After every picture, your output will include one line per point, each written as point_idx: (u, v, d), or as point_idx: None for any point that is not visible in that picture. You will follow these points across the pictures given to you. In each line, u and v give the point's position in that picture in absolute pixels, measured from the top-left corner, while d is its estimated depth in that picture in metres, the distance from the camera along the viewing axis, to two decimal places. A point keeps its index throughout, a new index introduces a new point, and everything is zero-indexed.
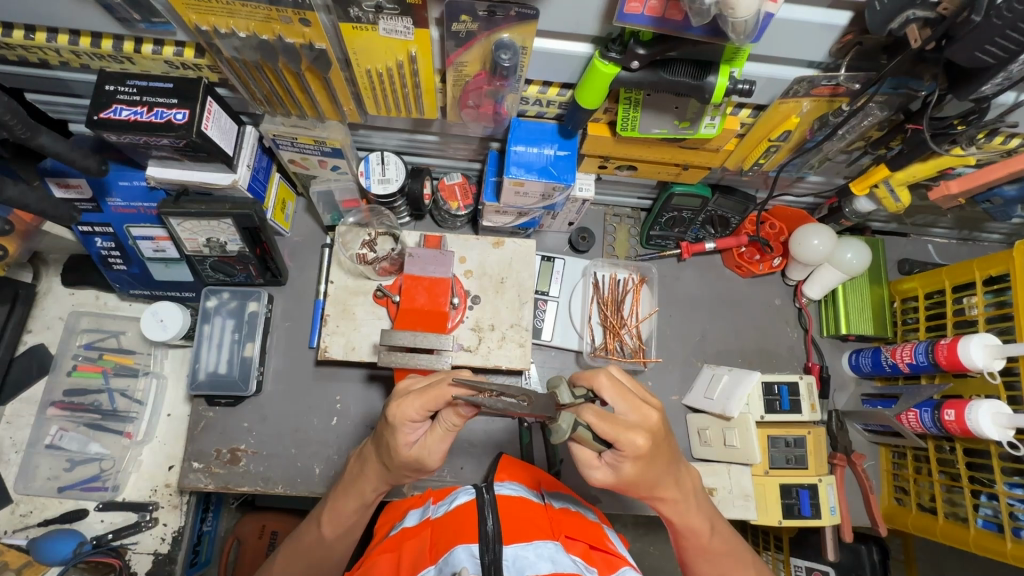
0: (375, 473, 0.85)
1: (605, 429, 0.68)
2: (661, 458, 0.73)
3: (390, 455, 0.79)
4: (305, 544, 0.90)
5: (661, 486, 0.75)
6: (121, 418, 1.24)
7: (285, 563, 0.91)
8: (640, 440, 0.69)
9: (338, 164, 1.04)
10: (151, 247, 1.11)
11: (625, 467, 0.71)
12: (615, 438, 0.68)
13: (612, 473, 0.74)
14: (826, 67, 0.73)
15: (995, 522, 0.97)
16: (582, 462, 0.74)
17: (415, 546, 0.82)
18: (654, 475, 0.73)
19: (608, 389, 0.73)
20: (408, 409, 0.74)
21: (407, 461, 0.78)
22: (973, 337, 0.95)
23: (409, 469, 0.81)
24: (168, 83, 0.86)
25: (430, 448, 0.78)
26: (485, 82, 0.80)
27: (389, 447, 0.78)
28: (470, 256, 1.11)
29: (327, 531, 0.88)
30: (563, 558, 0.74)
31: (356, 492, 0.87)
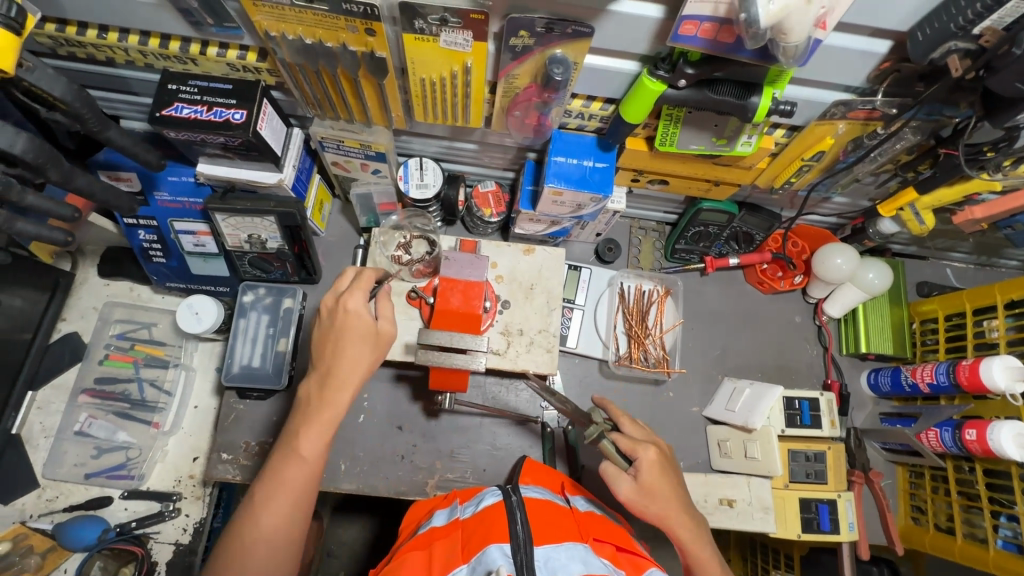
0: (349, 366, 0.85)
1: (625, 441, 0.88)
2: (670, 474, 0.88)
3: (356, 334, 0.86)
4: (284, 476, 0.80)
5: (673, 505, 0.86)
6: (149, 408, 1.27)
7: (257, 511, 0.78)
8: (652, 453, 0.87)
9: (380, 169, 1.08)
10: (192, 242, 1.15)
11: (644, 474, 0.86)
12: (633, 447, 0.88)
13: (632, 487, 0.86)
14: (862, 92, 0.76)
15: (1015, 544, 0.97)
16: (609, 476, 0.88)
17: (448, 544, 0.83)
18: (666, 493, 0.86)
19: (626, 423, 0.94)
20: (359, 290, 0.88)
21: (371, 334, 0.87)
22: (995, 359, 0.97)
23: (371, 349, 0.87)
24: (228, 85, 0.90)
25: (385, 316, 0.90)
26: (535, 94, 0.84)
27: (355, 326, 0.86)
28: (502, 261, 1.14)
29: (306, 448, 0.82)
30: (594, 559, 0.77)
31: (341, 389, 0.85)
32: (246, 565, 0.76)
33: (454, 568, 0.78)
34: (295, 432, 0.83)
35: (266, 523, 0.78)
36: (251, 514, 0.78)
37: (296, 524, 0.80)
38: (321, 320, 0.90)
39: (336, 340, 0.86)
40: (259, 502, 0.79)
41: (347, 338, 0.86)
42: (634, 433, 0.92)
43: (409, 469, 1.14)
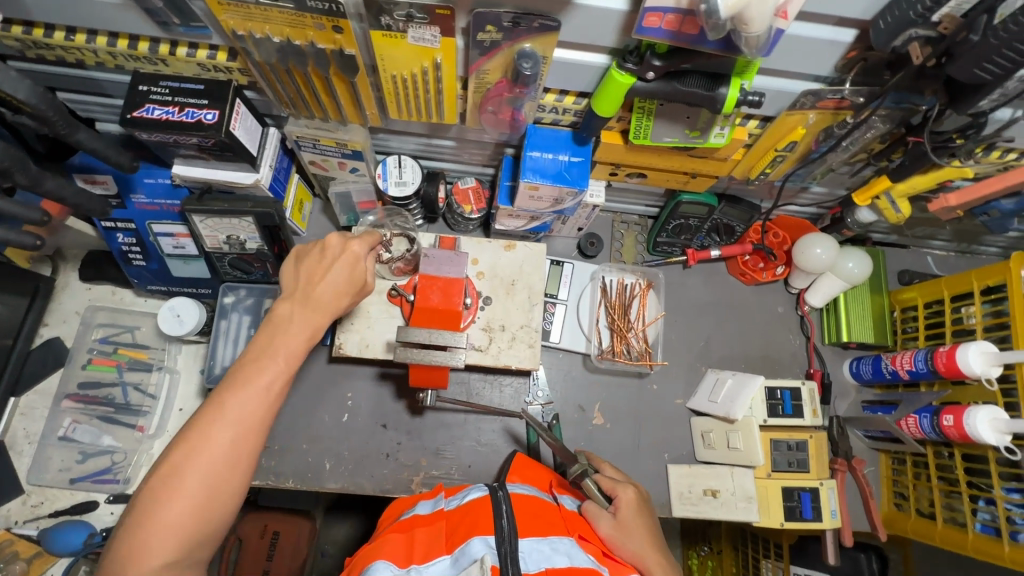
0: (335, 297, 0.82)
1: (606, 481, 0.98)
2: (647, 518, 0.96)
3: (348, 274, 0.84)
4: (254, 388, 0.73)
5: (646, 543, 0.90)
6: (133, 412, 1.27)
7: (221, 415, 0.70)
8: (630, 492, 0.97)
9: (358, 167, 1.08)
10: (172, 244, 1.15)
11: (622, 511, 0.94)
12: (614, 487, 0.98)
13: (611, 524, 0.92)
14: (831, 81, 0.76)
15: (992, 527, 0.98)
16: (590, 513, 0.93)
17: (431, 534, 0.84)
18: (639, 531, 0.92)
19: (607, 470, 1.04)
20: (364, 240, 0.87)
21: (361, 282, 0.86)
22: (971, 344, 0.98)
23: (354, 291, 0.85)
24: (200, 85, 0.89)
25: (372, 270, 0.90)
26: (506, 89, 0.84)
27: (350, 270, 0.84)
28: (483, 257, 1.14)
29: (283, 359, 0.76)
30: (578, 553, 0.79)
31: (321, 314, 0.81)
32: (202, 472, 0.67)
33: (436, 558, 0.78)
34: (274, 344, 0.76)
35: (230, 429, 0.70)
36: (215, 417, 0.69)
37: (259, 442, 0.73)
38: (314, 248, 0.85)
39: (321, 270, 0.83)
40: (224, 407, 0.70)
41: (337, 271, 0.83)
42: (613, 476, 1.02)
43: (394, 466, 1.14)
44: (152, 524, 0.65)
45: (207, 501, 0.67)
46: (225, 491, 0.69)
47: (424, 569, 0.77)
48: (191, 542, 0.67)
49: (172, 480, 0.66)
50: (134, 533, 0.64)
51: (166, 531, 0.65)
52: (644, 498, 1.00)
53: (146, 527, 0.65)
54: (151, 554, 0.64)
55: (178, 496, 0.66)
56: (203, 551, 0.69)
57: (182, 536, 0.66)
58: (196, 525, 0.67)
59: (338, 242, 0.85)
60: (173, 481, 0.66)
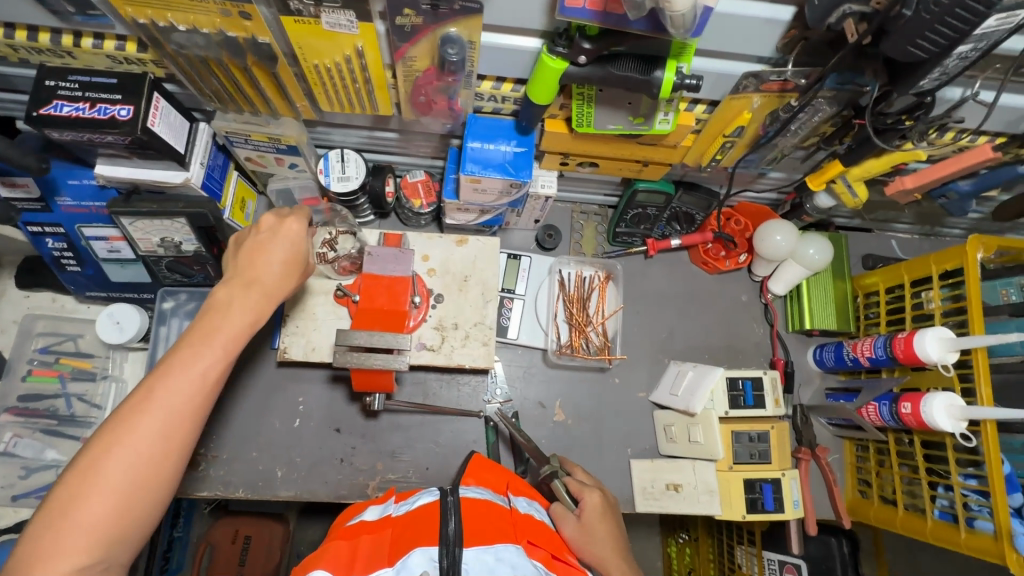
0: (276, 280, 0.75)
1: (574, 483, 0.96)
2: (613, 521, 0.93)
3: (290, 251, 0.76)
4: (187, 377, 0.65)
5: (611, 547, 0.88)
6: (79, 423, 1.22)
7: (149, 404, 0.63)
8: (596, 496, 0.93)
9: (296, 162, 1.03)
10: (105, 248, 1.09)
11: (587, 514, 0.91)
12: (581, 489, 0.95)
13: (575, 526, 0.90)
14: (774, 62, 0.73)
15: (950, 512, 0.97)
16: (555, 515, 0.92)
17: (375, 543, 0.75)
18: (598, 533, 0.89)
19: (578, 471, 1.02)
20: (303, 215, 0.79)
21: (305, 263, 0.78)
22: (927, 331, 0.96)
23: (297, 273, 0.77)
24: (112, 79, 0.84)
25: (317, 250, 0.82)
26: (436, 78, 0.79)
27: (292, 249, 0.77)
28: (433, 253, 1.10)
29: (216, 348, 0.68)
30: (525, 564, 0.69)
31: (263, 299, 0.73)
32: (124, 465, 0.61)
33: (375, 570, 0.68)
34: (210, 327, 0.69)
35: (159, 419, 0.63)
36: (141, 406, 0.63)
37: (193, 434, 0.66)
38: (248, 232, 0.77)
39: (261, 250, 0.75)
40: (152, 394, 0.63)
41: (278, 250, 0.76)
42: (582, 479, 1.00)
43: (349, 471, 1.10)
44: (65, 521, 0.58)
45: (129, 496, 0.61)
46: (151, 487, 0.62)
47: None
48: (109, 545, 0.60)
49: (90, 474, 0.60)
50: (46, 532, 0.58)
51: (81, 529, 0.58)
52: (612, 501, 0.98)
53: (59, 526, 0.58)
54: (62, 555, 0.57)
55: (97, 490, 0.59)
56: (127, 553, 0.62)
57: (100, 535, 0.59)
58: (116, 524, 0.60)
59: (272, 223, 0.77)
60: (91, 474, 0.60)
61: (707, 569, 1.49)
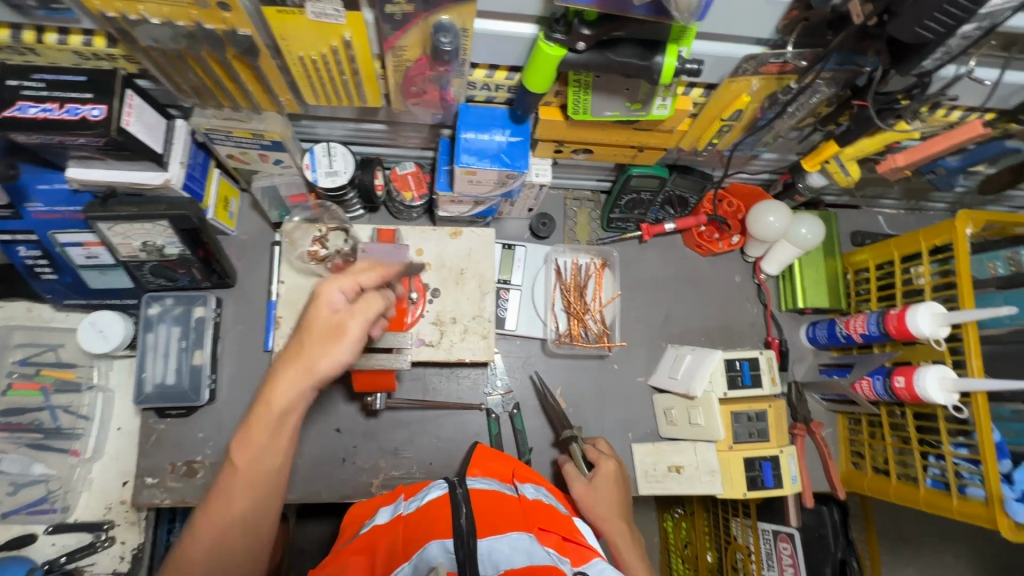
0: (302, 361, 0.70)
1: (592, 450, 1.03)
2: (623, 487, 1.00)
3: (312, 325, 0.71)
4: (224, 498, 0.70)
5: (617, 510, 0.95)
6: (66, 436, 1.18)
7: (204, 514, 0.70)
8: (610, 464, 1.00)
9: (281, 158, 0.99)
10: (83, 254, 1.03)
11: (600, 478, 0.98)
12: (597, 457, 1.02)
13: (584, 487, 0.98)
14: (773, 44, 0.72)
15: (942, 481, 1.00)
16: (568, 475, 1.00)
17: (390, 540, 0.75)
18: (607, 498, 0.96)
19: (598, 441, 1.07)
20: (340, 282, 0.72)
21: (332, 329, 0.71)
22: (920, 306, 0.98)
23: (321, 343, 0.70)
24: (81, 76, 0.79)
25: (358, 314, 0.72)
26: (427, 68, 0.77)
27: (316, 321, 0.71)
28: (428, 248, 1.08)
29: (240, 461, 0.70)
30: (539, 551, 0.68)
31: (290, 386, 0.70)
32: None
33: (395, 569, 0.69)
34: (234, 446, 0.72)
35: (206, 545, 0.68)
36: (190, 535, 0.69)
37: (241, 549, 0.69)
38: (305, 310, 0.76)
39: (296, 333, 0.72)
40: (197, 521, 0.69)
41: (307, 326, 0.71)
42: (602, 448, 1.05)
43: (352, 471, 1.09)
44: None
45: None
46: None
47: None
48: None
49: None
50: None
51: None
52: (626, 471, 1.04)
53: None
54: None
55: None
56: None
57: None
58: None
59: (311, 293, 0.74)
60: None
61: (704, 542, 1.51)
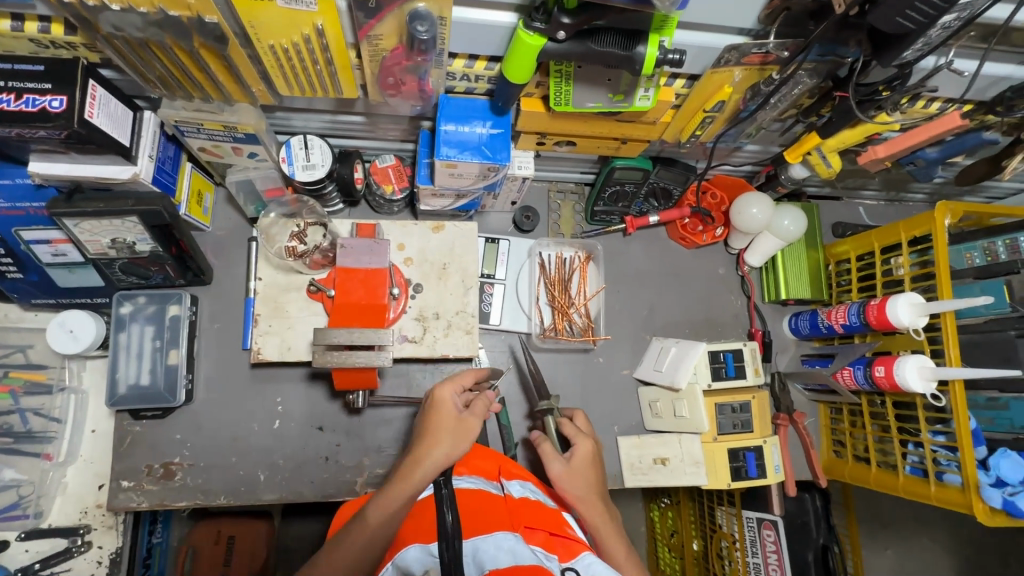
0: (435, 449, 0.81)
1: (569, 427, 0.95)
2: (599, 468, 0.93)
3: (441, 422, 0.84)
4: (342, 547, 0.76)
5: (595, 491, 0.89)
6: (37, 440, 1.14)
7: (332, 557, 0.75)
8: (588, 445, 0.92)
9: (255, 151, 0.96)
10: (49, 252, 0.99)
11: (577, 458, 0.91)
12: (575, 435, 0.94)
13: (563, 468, 0.89)
14: (755, 34, 0.71)
15: (920, 468, 1.01)
16: (543, 454, 0.91)
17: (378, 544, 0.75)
18: (586, 482, 0.89)
19: (579, 420, 1.00)
20: (453, 387, 0.89)
21: (462, 430, 0.84)
22: (899, 297, 0.99)
23: (452, 440, 0.82)
24: (39, 66, 0.75)
25: (475, 410, 0.86)
26: (404, 58, 0.75)
27: (444, 418, 0.84)
28: (410, 242, 1.06)
29: (371, 518, 0.76)
30: (524, 549, 0.65)
31: (418, 465, 0.80)
32: None
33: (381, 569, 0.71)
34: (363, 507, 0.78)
35: None
36: None
37: None
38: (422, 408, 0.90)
39: (423, 428, 0.85)
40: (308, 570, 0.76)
41: (442, 422, 0.84)
42: (579, 426, 0.98)
43: (336, 469, 1.08)
44: None
45: None
46: None
47: None
48: None
49: None
50: None
51: None
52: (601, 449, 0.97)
53: None
54: None
55: None
56: None
57: None
58: None
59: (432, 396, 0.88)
60: None
61: (690, 531, 1.53)
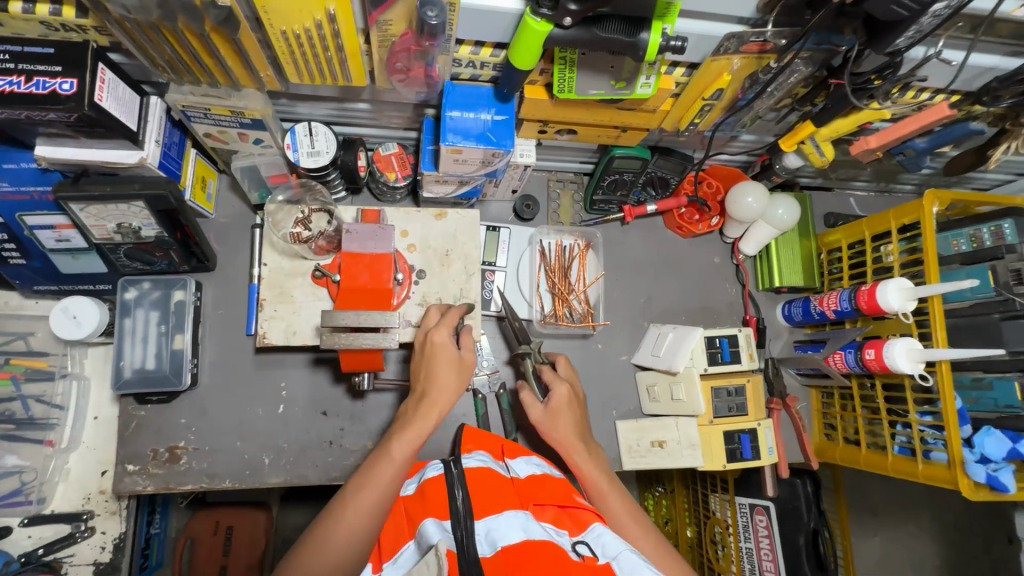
0: (444, 387, 0.86)
1: (548, 374, 1.00)
2: (579, 411, 0.98)
3: (444, 361, 0.87)
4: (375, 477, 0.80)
5: (574, 432, 0.94)
6: (39, 426, 1.14)
7: (363, 493, 0.78)
8: (563, 389, 0.96)
9: (261, 137, 0.97)
10: (53, 237, 0.99)
11: (554, 401, 0.96)
12: (552, 381, 0.98)
13: (541, 413, 0.96)
14: (754, 23, 0.74)
15: (908, 447, 1.04)
16: (525, 402, 0.98)
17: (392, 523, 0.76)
18: (564, 423, 0.94)
19: (560, 363, 1.05)
20: (444, 328, 0.90)
21: (462, 364, 0.88)
22: (889, 282, 1.02)
23: (456, 376, 0.87)
24: (49, 48, 0.75)
25: (468, 346, 0.91)
26: (412, 43, 0.76)
27: (445, 356, 0.87)
28: (413, 229, 1.07)
29: (398, 451, 0.81)
30: (535, 526, 0.68)
31: (433, 405, 0.85)
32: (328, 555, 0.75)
33: (400, 548, 0.70)
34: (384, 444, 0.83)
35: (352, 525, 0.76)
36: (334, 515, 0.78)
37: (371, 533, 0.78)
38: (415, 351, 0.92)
39: (424, 370, 0.88)
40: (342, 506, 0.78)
41: (443, 359, 0.87)
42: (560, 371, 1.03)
43: (340, 453, 1.09)
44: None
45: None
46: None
47: (394, 562, 0.68)
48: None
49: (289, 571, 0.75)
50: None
51: None
52: (582, 394, 1.02)
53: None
54: None
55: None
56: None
57: None
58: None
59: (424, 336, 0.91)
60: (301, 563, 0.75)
61: (684, 518, 1.56)
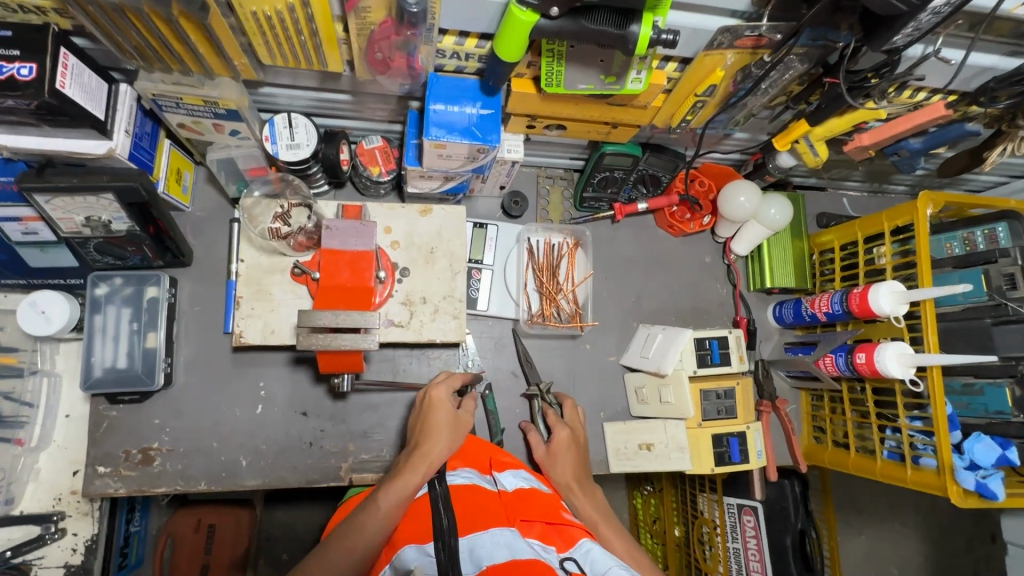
0: (438, 439, 0.85)
1: (550, 416, 1.05)
2: (579, 455, 1.02)
3: (441, 418, 0.88)
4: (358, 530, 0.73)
5: (573, 475, 0.99)
6: (6, 425, 1.09)
7: (345, 543, 0.72)
8: (563, 432, 1.02)
9: (237, 128, 0.94)
10: (19, 230, 0.95)
11: (556, 443, 1.01)
12: (555, 422, 1.04)
13: (544, 453, 1.02)
14: (747, 16, 0.71)
15: (897, 452, 1.03)
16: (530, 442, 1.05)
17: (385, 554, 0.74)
18: (565, 466, 0.99)
19: (564, 403, 1.09)
20: (446, 387, 0.94)
21: (460, 423, 0.90)
22: (881, 286, 1.00)
23: (453, 437, 0.87)
24: (6, 31, 0.71)
25: (467, 408, 0.93)
26: (393, 31, 0.73)
27: (444, 414, 0.89)
28: (396, 225, 1.04)
29: (383, 501, 0.76)
30: (521, 543, 0.64)
31: (423, 459, 0.82)
32: None
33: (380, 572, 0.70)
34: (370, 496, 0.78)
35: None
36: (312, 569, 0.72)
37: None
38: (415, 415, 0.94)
39: (422, 428, 0.89)
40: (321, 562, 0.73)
41: (440, 416, 0.89)
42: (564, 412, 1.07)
43: (320, 454, 1.06)
44: None
45: None
46: None
47: None
48: None
49: None
50: None
51: None
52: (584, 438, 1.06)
53: None
54: None
55: None
56: None
57: None
58: None
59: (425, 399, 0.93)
60: None
61: (672, 517, 1.55)
